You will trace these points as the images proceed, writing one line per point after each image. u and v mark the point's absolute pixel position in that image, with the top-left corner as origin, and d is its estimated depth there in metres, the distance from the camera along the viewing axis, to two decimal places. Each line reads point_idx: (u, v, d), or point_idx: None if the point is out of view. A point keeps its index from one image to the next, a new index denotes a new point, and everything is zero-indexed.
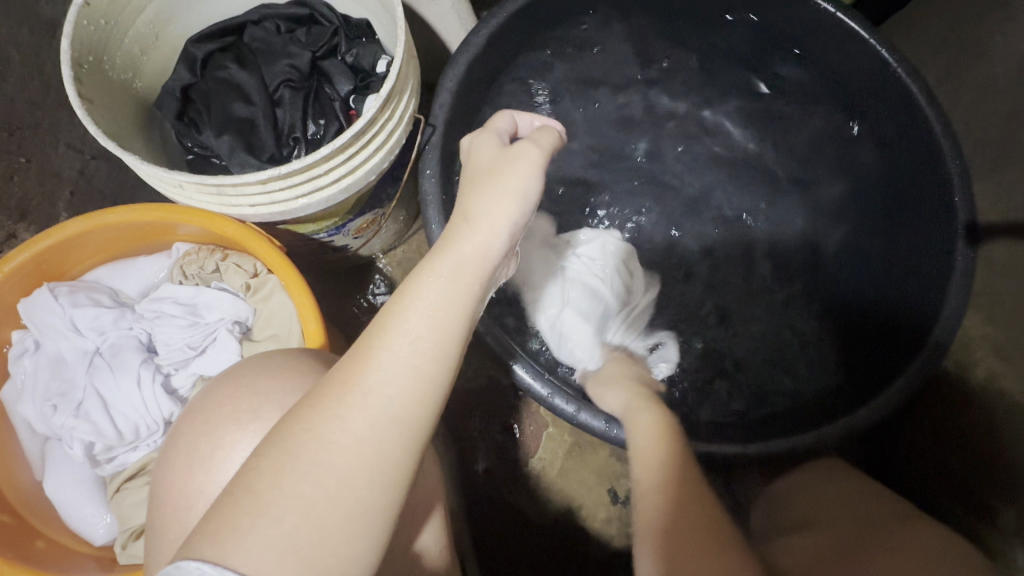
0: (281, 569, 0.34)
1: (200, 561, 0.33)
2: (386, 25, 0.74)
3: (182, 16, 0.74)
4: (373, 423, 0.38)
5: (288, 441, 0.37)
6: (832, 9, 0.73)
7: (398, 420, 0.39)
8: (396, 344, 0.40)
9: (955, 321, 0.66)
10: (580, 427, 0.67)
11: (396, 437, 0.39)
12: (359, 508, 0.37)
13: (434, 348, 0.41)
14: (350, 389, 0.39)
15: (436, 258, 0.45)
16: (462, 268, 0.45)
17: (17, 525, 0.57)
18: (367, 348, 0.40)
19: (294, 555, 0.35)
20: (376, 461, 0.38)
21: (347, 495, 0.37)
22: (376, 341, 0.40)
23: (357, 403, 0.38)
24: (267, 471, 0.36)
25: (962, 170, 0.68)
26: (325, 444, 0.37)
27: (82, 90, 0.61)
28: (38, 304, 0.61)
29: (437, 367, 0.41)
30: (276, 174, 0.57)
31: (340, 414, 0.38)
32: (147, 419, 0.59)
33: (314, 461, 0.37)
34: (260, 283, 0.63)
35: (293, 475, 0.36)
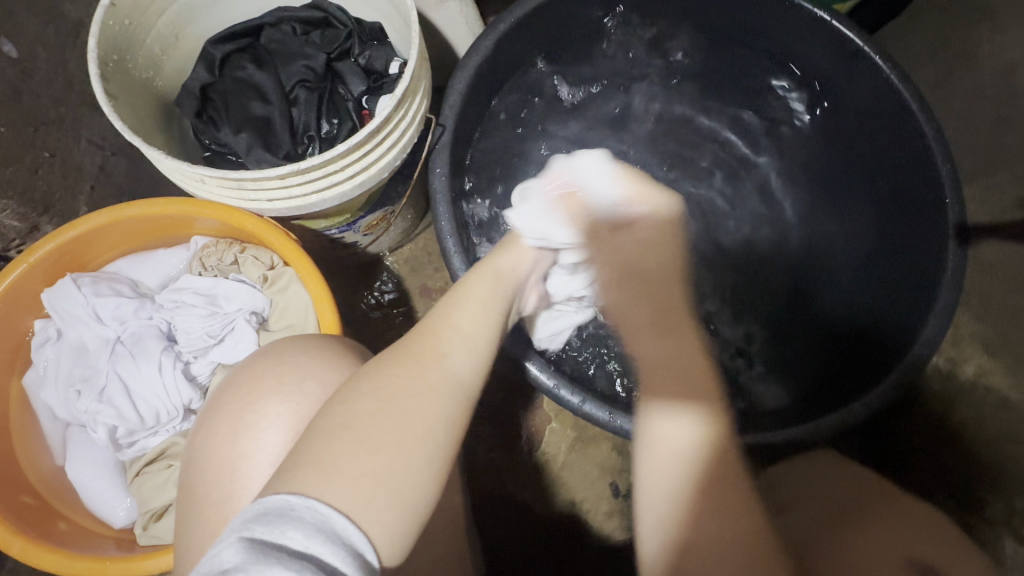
0: (372, 494, 0.38)
1: (288, 492, 0.36)
2: (400, 29, 0.76)
3: (201, 18, 0.76)
4: (448, 383, 0.46)
5: (377, 390, 0.43)
6: (827, 18, 0.77)
7: (463, 384, 0.47)
8: (462, 329, 0.50)
9: (946, 316, 0.69)
10: (584, 417, 0.69)
11: (461, 396, 0.46)
12: (433, 453, 0.42)
13: (488, 333, 0.51)
14: (427, 356, 0.47)
15: (485, 269, 0.59)
16: (505, 279, 0.59)
17: (38, 506, 0.59)
18: (437, 328, 0.49)
19: (385, 488, 0.39)
20: (448, 413, 0.44)
21: (423, 440, 0.42)
22: (444, 322, 0.50)
23: (435, 367, 0.46)
24: (360, 415, 0.41)
25: (953, 173, 0.71)
26: (409, 394, 0.44)
27: (107, 87, 0.63)
28: (62, 293, 0.63)
29: (490, 345, 0.51)
30: (296, 170, 0.59)
31: (422, 374, 0.45)
32: (168, 405, 0.61)
33: (402, 409, 0.43)
34: (277, 274, 0.65)
35: (384, 416, 0.42)
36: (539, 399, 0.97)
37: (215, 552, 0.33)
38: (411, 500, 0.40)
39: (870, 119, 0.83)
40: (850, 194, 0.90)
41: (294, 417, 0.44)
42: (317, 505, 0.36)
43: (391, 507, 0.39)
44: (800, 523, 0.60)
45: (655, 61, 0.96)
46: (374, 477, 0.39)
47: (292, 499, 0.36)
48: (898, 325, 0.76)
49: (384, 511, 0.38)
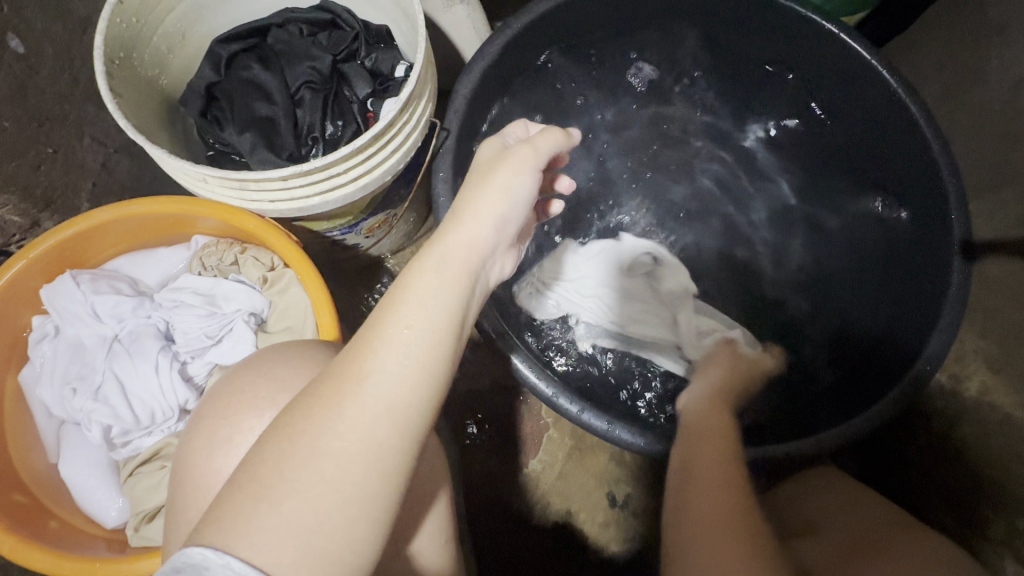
0: (281, 552, 0.34)
1: (202, 547, 0.34)
2: (406, 33, 0.77)
3: (209, 17, 0.76)
4: (371, 410, 0.38)
5: (290, 429, 0.37)
6: (836, 30, 0.76)
7: (392, 410, 0.38)
8: (392, 335, 0.40)
9: (949, 333, 0.68)
10: (583, 427, 0.68)
11: (393, 425, 0.38)
12: (361, 497, 0.36)
13: (426, 341, 0.40)
14: (348, 380, 0.39)
15: (424, 257, 0.44)
16: (447, 268, 0.44)
17: (31, 505, 0.59)
18: (364, 339, 0.40)
19: (299, 542, 0.35)
20: (380, 451, 0.38)
21: (347, 481, 0.36)
22: (370, 334, 0.40)
23: (354, 393, 0.38)
24: (269, 460, 0.36)
25: (959, 188, 0.71)
26: (325, 432, 0.37)
27: (112, 84, 0.63)
28: (61, 290, 0.62)
29: (431, 352, 0.40)
30: (298, 172, 0.59)
31: (340, 404, 0.38)
32: (163, 405, 0.60)
33: (313, 449, 0.37)
34: (277, 276, 0.64)
35: (295, 461, 0.36)
36: (537, 408, 0.96)
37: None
38: (334, 555, 0.35)
39: (876, 132, 0.83)
40: (855, 208, 0.89)
41: None
42: (235, 562, 0.33)
43: (306, 562, 0.34)
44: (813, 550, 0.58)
45: (658, 71, 0.96)
46: (286, 530, 0.35)
47: (207, 555, 0.33)
48: (902, 339, 0.76)
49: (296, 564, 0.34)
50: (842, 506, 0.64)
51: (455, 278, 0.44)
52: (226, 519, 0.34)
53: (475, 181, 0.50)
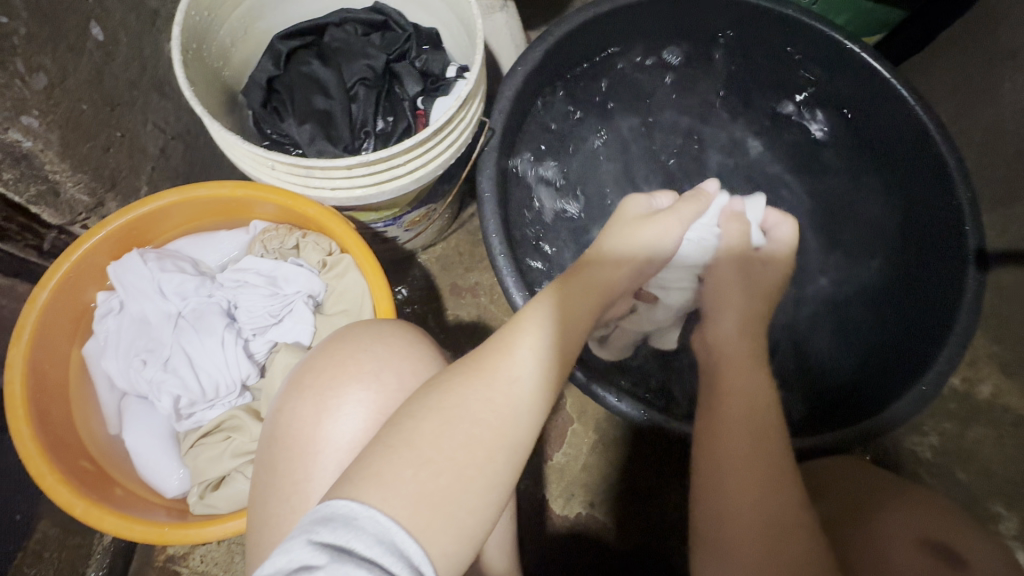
0: (421, 517, 0.37)
1: (347, 501, 0.36)
2: (459, 37, 0.81)
3: (269, 15, 0.80)
4: (517, 408, 0.44)
5: (444, 410, 0.41)
6: (857, 48, 0.81)
7: (532, 412, 0.44)
8: (536, 346, 0.47)
9: (965, 336, 0.72)
10: (621, 416, 0.71)
11: (527, 422, 0.44)
12: (495, 485, 0.41)
13: (562, 358, 0.48)
14: (498, 376, 0.44)
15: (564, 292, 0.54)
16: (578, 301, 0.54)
17: (96, 471, 0.61)
18: (511, 343, 0.47)
19: (447, 517, 0.38)
20: (513, 440, 0.43)
21: (489, 468, 0.41)
22: (516, 340, 0.47)
23: (504, 387, 0.44)
24: (427, 434, 0.40)
25: (972, 201, 0.76)
26: (477, 419, 0.42)
27: (187, 73, 0.67)
28: (129, 266, 0.65)
29: (561, 365, 0.47)
30: (363, 161, 0.62)
31: (490, 395, 0.43)
32: (227, 379, 0.63)
33: (467, 434, 0.41)
34: (335, 260, 0.67)
35: (448, 440, 0.40)
36: (561, 402, 0.99)
37: (286, 551, 0.34)
38: (470, 530, 0.39)
39: (895, 147, 0.87)
40: (872, 217, 0.93)
41: (378, 401, 0.46)
42: (379, 516, 0.36)
43: (449, 533, 0.38)
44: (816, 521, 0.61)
45: (684, 82, 1.01)
46: (434, 501, 0.38)
47: (352, 507, 0.36)
48: (919, 343, 0.79)
49: (441, 536, 0.37)
50: (846, 474, 0.64)
51: (580, 312, 0.53)
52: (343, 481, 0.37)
53: (628, 235, 0.69)
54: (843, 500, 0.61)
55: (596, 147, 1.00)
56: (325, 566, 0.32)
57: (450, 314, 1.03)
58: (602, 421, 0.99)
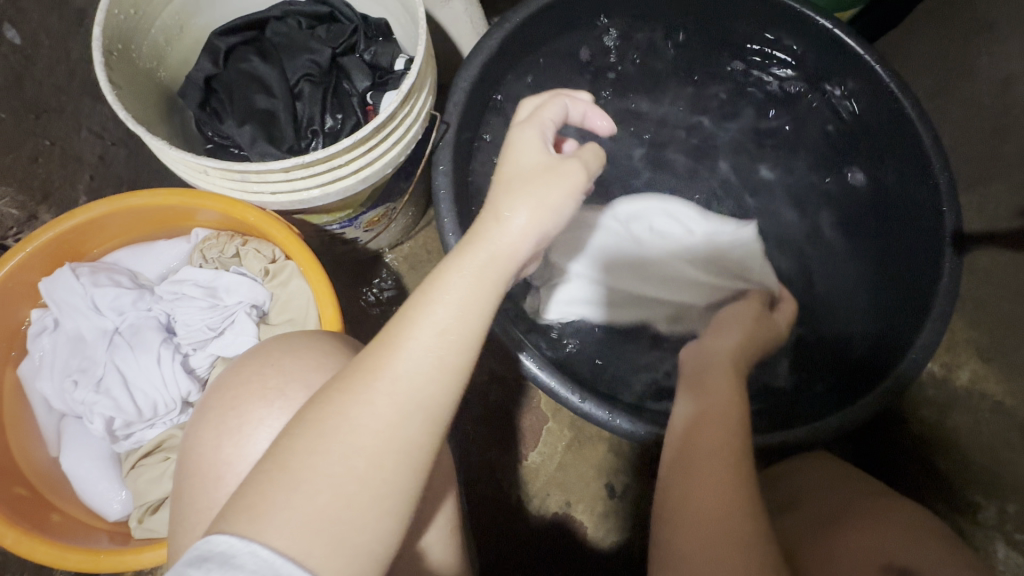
0: (302, 542, 0.35)
1: (227, 536, 0.35)
2: (406, 26, 0.77)
3: (207, 10, 0.76)
4: (402, 408, 0.39)
5: (319, 424, 0.38)
6: (828, 24, 0.77)
7: (423, 408, 0.40)
8: (424, 333, 0.41)
9: (941, 322, 0.69)
10: (583, 416, 0.68)
11: (422, 421, 0.40)
12: (386, 493, 0.38)
13: (458, 340, 0.42)
14: (378, 376, 0.40)
15: (472, 256, 0.44)
16: (490, 266, 0.44)
17: (32, 498, 0.59)
18: (394, 335, 0.41)
19: (332, 538, 0.36)
20: (404, 444, 0.39)
21: (376, 477, 0.38)
22: (400, 330, 0.41)
23: (384, 388, 0.40)
24: (300, 450, 0.38)
25: (950, 181, 0.72)
26: (355, 427, 0.38)
27: (112, 76, 0.63)
28: (60, 283, 0.62)
29: (456, 352, 0.41)
30: (301, 163, 0.58)
31: (368, 399, 0.39)
32: (165, 398, 0.61)
33: (345, 445, 0.38)
34: (278, 268, 0.64)
35: (322, 455, 0.38)
36: (535, 401, 0.96)
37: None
38: (366, 549, 0.37)
39: (871, 126, 0.83)
40: (848, 200, 0.90)
41: (283, 416, 0.44)
42: (262, 549, 0.35)
43: (339, 554, 0.36)
44: (783, 531, 0.59)
45: (655, 65, 0.96)
46: (313, 523, 0.36)
47: (232, 543, 0.34)
48: (893, 330, 0.77)
49: (327, 558, 0.36)
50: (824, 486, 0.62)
51: (493, 280, 0.44)
52: (247, 515, 0.35)
53: (521, 183, 0.47)
54: (806, 519, 0.59)
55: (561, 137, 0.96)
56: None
57: None
58: (578, 419, 0.96)
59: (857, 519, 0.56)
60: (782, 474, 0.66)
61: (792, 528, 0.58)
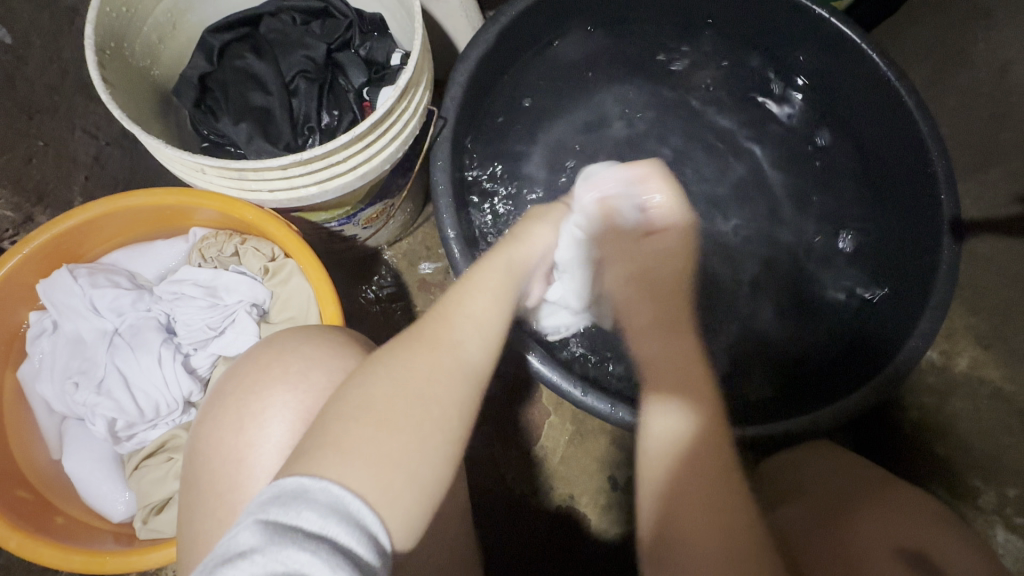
0: (379, 476, 0.37)
1: (297, 476, 0.34)
2: (401, 21, 0.76)
3: (200, 7, 0.75)
4: (462, 368, 0.45)
5: (394, 375, 0.42)
6: (825, 14, 0.77)
7: (476, 371, 0.46)
8: (474, 312, 0.49)
9: (941, 311, 0.69)
10: (585, 410, 0.69)
11: (474, 382, 0.45)
12: (448, 442, 0.41)
13: (499, 319, 0.50)
14: (440, 339, 0.45)
15: (498, 259, 0.56)
16: (516, 269, 0.56)
17: (36, 501, 0.59)
18: (449, 311, 0.48)
19: (405, 473, 0.38)
20: (462, 399, 0.43)
21: (440, 425, 0.41)
22: (454, 308, 0.48)
23: (448, 350, 0.45)
24: (376, 395, 0.40)
25: (948, 169, 0.72)
26: (425, 378, 0.42)
27: (105, 75, 0.62)
28: (58, 284, 0.62)
29: (499, 330, 0.50)
30: (297, 160, 0.57)
31: (435, 357, 0.44)
32: (167, 398, 0.61)
33: (414, 394, 0.41)
34: (278, 266, 0.63)
35: (396, 401, 0.40)
36: (536, 395, 0.96)
37: (232, 535, 0.32)
38: (430, 488, 0.39)
39: (868, 115, 0.83)
40: (846, 189, 0.90)
41: (294, 406, 0.44)
42: (331, 487, 0.35)
43: (409, 492, 0.38)
44: (787, 524, 0.58)
45: (651, 57, 0.96)
46: (389, 461, 0.38)
47: (303, 481, 0.34)
48: (895, 318, 0.76)
49: (399, 498, 0.37)
50: (827, 468, 0.61)
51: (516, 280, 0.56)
52: None
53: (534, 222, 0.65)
54: (807, 509, 0.58)
55: (558, 131, 0.96)
56: (264, 551, 0.30)
57: (419, 312, 1.00)
58: (579, 413, 0.96)
59: (860, 508, 0.55)
60: (783, 465, 0.65)
61: (797, 522, 0.57)
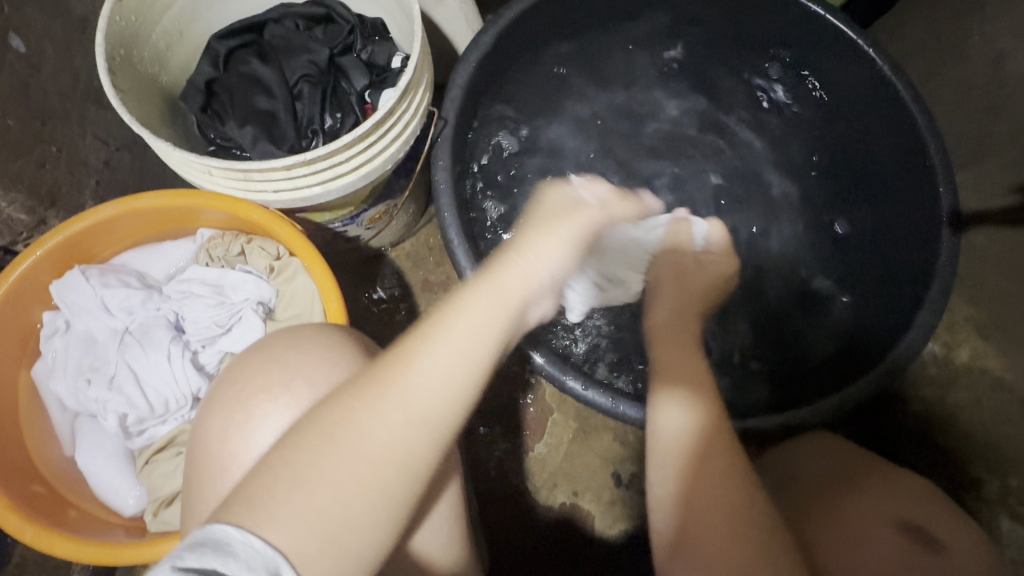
0: (303, 540, 0.37)
1: (224, 524, 0.36)
2: (401, 25, 0.77)
3: (206, 14, 0.77)
4: (406, 419, 0.41)
5: (329, 428, 0.40)
6: (821, 11, 0.77)
7: (428, 420, 0.42)
8: (439, 354, 0.43)
9: (941, 301, 0.69)
10: (587, 403, 0.69)
11: (423, 433, 0.41)
12: (382, 499, 0.40)
13: (472, 359, 0.44)
14: (388, 387, 0.41)
15: (483, 281, 0.48)
16: (509, 293, 0.48)
17: (50, 495, 0.61)
18: (412, 352, 0.43)
19: (318, 537, 0.37)
20: (402, 455, 0.41)
21: (374, 482, 0.39)
22: (419, 347, 0.43)
23: (394, 400, 0.41)
24: (303, 450, 0.39)
25: (945, 161, 0.72)
26: (360, 434, 0.40)
27: (115, 81, 0.64)
28: (70, 285, 0.64)
29: (471, 375, 0.44)
30: (301, 160, 0.59)
31: (377, 408, 0.41)
32: (176, 394, 0.63)
33: (345, 451, 0.39)
34: (284, 265, 0.66)
35: (326, 456, 0.39)
36: (538, 392, 0.97)
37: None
38: (354, 551, 0.38)
39: (865, 112, 0.84)
40: (845, 185, 0.91)
41: (292, 409, 0.45)
42: (256, 540, 0.36)
43: (326, 555, 0.37)
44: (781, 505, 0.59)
45: (648, 57, 0.97)
46: (311, 521, 0.37)
47: (228, 530, 0.35)
48: (896, 309, 0.77)
49: (319, 557, 0.37)
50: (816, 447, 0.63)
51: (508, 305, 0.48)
52: None
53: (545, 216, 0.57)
54: (806, 487, 0.59)
55: (555, 131, 0.98)
56: None
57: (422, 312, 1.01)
58: (582, 409, 0.97)
59: (857, 484, 0.57)
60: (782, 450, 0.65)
61: (793, 500, 0.58)
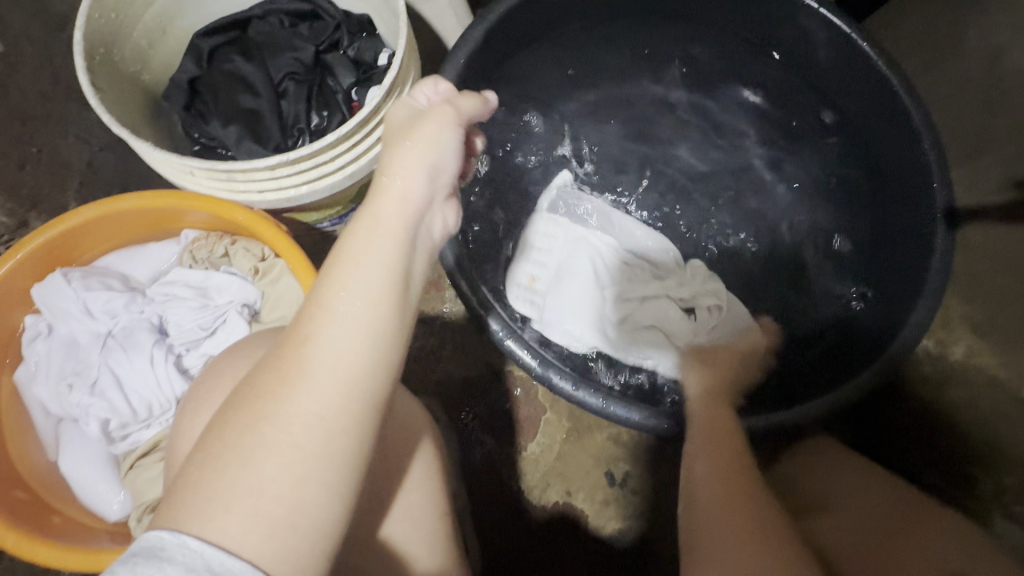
0: (249, 526, 0.33)
1: (158, 529, 0.32)
2: (388, 20, 0.76)
3: (189, 11, 0.76)
4: (316, 374, 0.36)
5: (244, 405, 0.36)
6: (815, 5, 0.75)
7: (342, 373, 0.37)
8: (332, 300, 0.38)
9: (936, 299, 0.68)
10: (576, 403, 0.69)
11: (343, 385, 0.36)
12: (321, 466, 0.35)
13: (370, 296, 0.39)
14: (288, 347, 0.37)
15: (357, 219, 0.43)
16: (396, 225, 0.43)
17: (32, 501, 0.60)
18: (306, 304, 0.39)
19: (264, 521, 0.33)
20: (325, 412, 0.36)
21: (305, 449, 0.35)
22: (313, 298, 0.39)
23: (300, 358, 0.37)
24: (224, 431, 0.35)
25: (940, 158, 0.71)
26: (275, 400, 0.36)
27: (93, 80, 0.63)
28: (51, 288, 0.63)
29: (380, 314, 0.39)
30: (284, 160, 0.58)
31: (283, 372, 0.36)
32: (160, 398, 0.62)
33: (263, 425, 0.35)
34: (269, 266, 0.65)
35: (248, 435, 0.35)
36: (532, 392, 0.96)
37: None
38: (308, 528, 0.34)
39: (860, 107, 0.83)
40: (840, 181, 0.90)
41: None
42: (193, 540, 0.32)
43: (277, 537, 0.33)
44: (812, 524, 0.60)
45: (641, 53, 0.96)
46: (252, 506, 0.33)
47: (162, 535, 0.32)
48: (891, 307, 0.76)
49: (270, 541, 0.33)
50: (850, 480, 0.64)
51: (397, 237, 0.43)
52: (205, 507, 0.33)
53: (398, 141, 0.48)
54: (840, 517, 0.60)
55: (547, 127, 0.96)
56: None
57: None
58: (576, 409, 0.96)
59: (891, 526, 0.58)
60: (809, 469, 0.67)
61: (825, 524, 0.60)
